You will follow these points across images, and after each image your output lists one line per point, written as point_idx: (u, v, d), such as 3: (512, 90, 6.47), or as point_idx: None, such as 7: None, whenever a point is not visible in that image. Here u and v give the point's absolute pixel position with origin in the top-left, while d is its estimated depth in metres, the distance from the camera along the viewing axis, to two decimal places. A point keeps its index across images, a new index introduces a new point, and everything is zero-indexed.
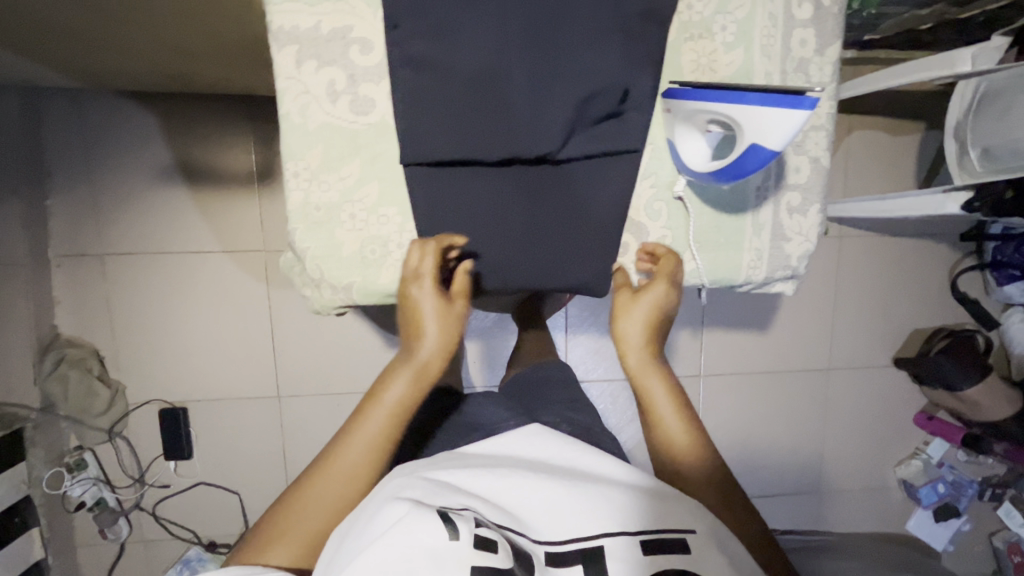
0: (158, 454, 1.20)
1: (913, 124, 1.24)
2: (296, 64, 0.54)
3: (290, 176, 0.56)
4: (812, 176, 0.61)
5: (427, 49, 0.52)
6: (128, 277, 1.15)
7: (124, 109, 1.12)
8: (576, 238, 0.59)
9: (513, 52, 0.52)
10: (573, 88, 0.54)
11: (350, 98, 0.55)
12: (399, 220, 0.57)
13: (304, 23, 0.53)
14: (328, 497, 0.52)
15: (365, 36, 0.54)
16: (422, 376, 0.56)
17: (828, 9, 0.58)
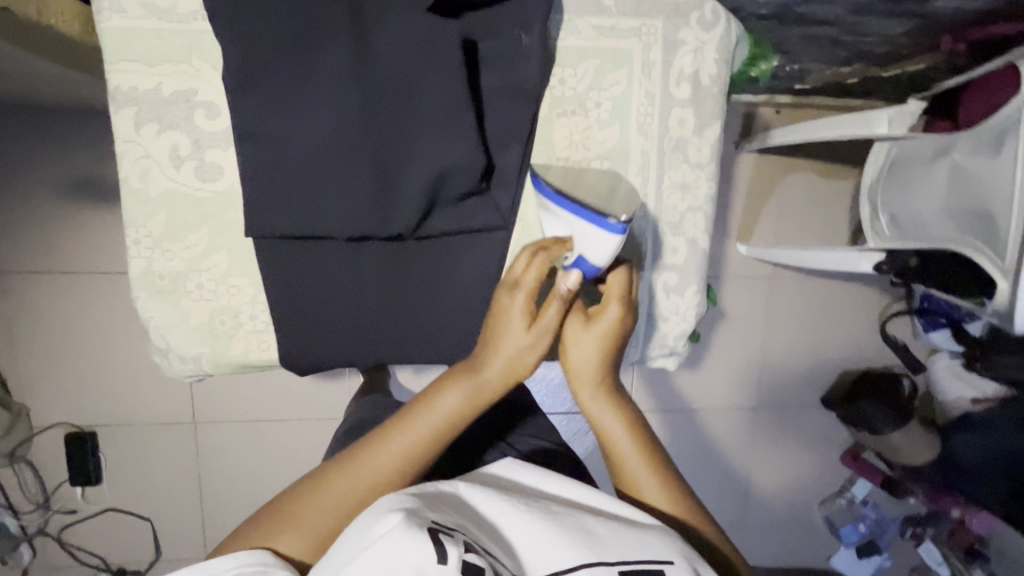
0: (64, 479, 1.16)
1: (847, 170, 1.24)
2: (136, 127, 0.58)
3: (132, 244, 0.60)
4: (689, 257, 0.64)
5: (279, 126, 0.55)
6: (34, 297, 1.10)
7: (30, 122, 1.06)
8: (435, 305, 0.64)
9: (361, 134, 0.55)
10: (421, 170, 0.57)
11: (195, 163, 0.59)
12: (249, 291, 0.62)
13: (143, 84, 0.57)
14: (354, 491, 0.53)
15: (209, 100, 0.58)
16: (475, 396, 0.56)
17: (707, 89, 0.61)
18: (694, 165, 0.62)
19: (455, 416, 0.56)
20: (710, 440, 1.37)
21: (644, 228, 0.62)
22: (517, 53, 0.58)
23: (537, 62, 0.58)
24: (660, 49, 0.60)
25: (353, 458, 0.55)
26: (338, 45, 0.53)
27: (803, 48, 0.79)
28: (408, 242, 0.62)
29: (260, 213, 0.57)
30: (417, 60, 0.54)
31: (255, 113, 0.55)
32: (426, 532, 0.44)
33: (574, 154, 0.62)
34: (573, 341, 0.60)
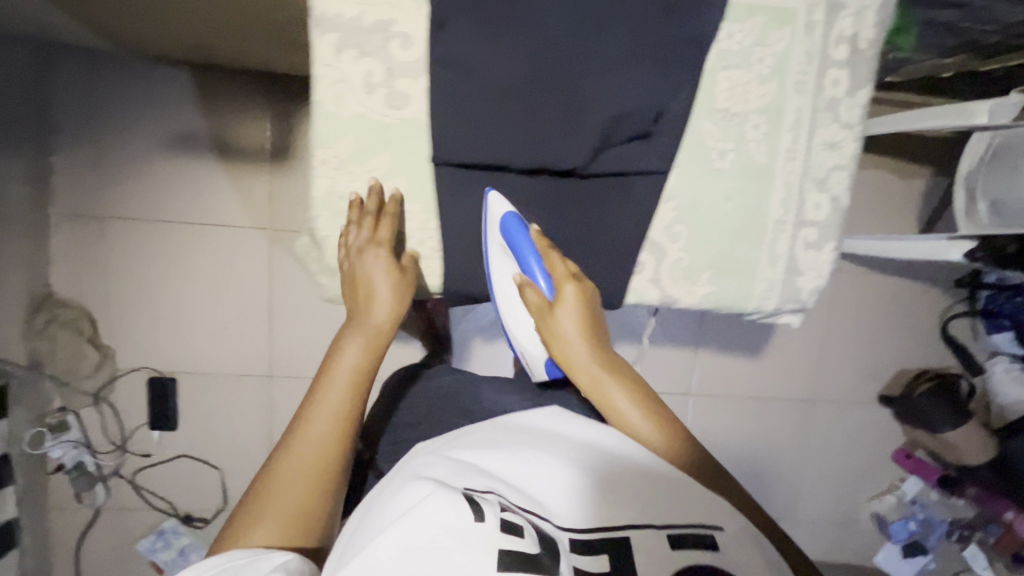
0: (142, 422, 1.18)
1: (921, 168, 1.26)
2: (335, 53, 0.57)
3: (319, 161, 0.60)
4: (830, 215, 0.63)
5: (471, 49, 0.55)
6: (129, 242, 1.13)
7: (142, 73, 1.10)
8: (595, 251, 0.62)
9: (555, 62, 0.55)
10: (603, 104, 0.56)
11: (386, 91, 0.58)
12: (422, 217, 0.63)
13: (348, 11, 0.56)
14: (304, 462, 0.54)
15: (406, 30, 0.57)
16: (375, 339, 0.63)
17: (864, 52, 0.59)
18: (845, 125, 0.60)
19: (364, 364, 0.61)
20: (765, 428, 1.38)
21: (792, 185, 0.61)
22: (703, 3, 0.55)
23: (719, 8, 0.56)
24: (824, 10, 0.57)
25: (285, 454, 0.55)
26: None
27: (916, 34, 0.82)
28: (577, 180, 0.61)
29: (450, 139, 0.58)
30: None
31: (458, 36, 0.55)
32: (461, 496, 0.46)
33: (734, 107, 0.59)
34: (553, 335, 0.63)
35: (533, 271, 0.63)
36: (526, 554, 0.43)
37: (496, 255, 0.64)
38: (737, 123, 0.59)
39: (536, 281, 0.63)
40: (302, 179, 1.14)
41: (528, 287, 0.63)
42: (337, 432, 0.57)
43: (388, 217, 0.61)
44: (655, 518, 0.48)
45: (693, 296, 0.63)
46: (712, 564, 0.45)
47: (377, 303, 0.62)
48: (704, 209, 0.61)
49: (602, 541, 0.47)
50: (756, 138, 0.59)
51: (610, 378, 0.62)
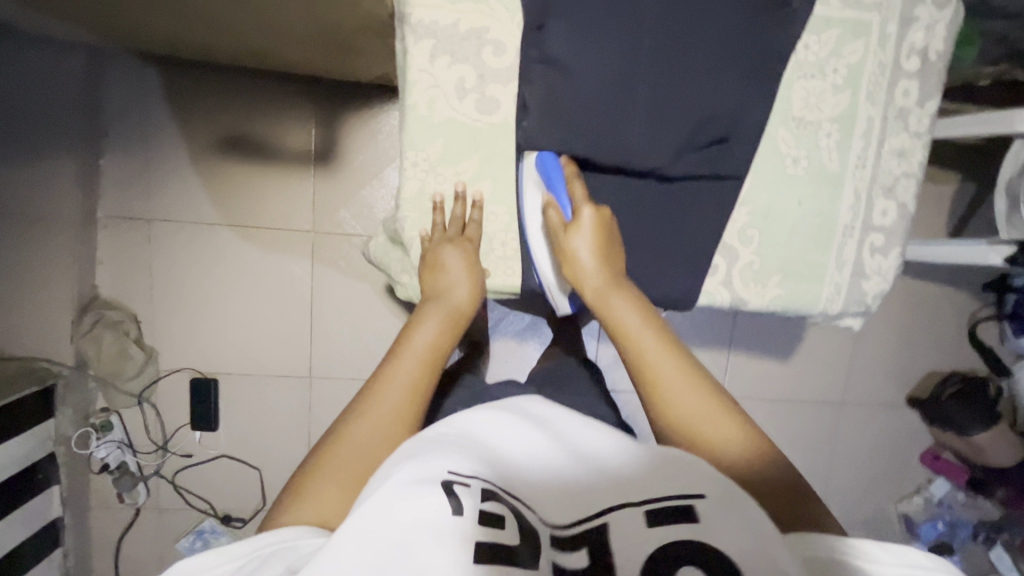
0: (184, 423, 1.19)
1: (952, 174, 1.28)
2: (430, 59, 0.59)
3: (410, 163, 0.63)
4: (896, 221, 0.64)
5: (565, 50, 0.56)
6: (174, 244, 1.15)
7: (190, 78, 1.11)
8: (670, 252, 0.63)
9: (645, 66, 0.56)
10: (690, 109, 0.57)
11: (476, 97, 0.61)
12: (506, 219, 0.65)
13: (444, 19, 0.59)
14: (370, 438, 0.50)
15: (499, 38, 0.60)
16: (453, 319, 0.58)
17: (934, 64, 0.61)
18: (914, 134, 0.62)
19: (438, 342, 0.56)
20: (795, 429, 1.40)
21: (860, 192, 0.63)
22: (785, 18, 0.58)
23: (798, 22, 0.58)
24: (896, 24, 0.60)
25: (346, 425, 0.51)
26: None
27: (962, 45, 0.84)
28: (656, 184, 0.62)
29: (536, 143, 0.60)
30: (712, 4, 0.56)
31: (553, 41, 0.56)
32: (439, 486, 0.44)
33: (809, 115, 0.61)
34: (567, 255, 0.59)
35: (561, 195, 0.60)
36: (504, 547, 0.41)
37: (528, 187, 0.62)
38: (810, 131, 0.61)
39: (563, 206, 0.60)
40: (345, 183, 1.16)
41: (550, 208, 0.61)
42: (407, 414, 0.52)
43: (472, 223, 0.64)
44: (634, 496, 0.46)
45: (762, 298, 0.65)
46: (695, 543, 0.42)
47: (458, 287, 0.61)
48: (777, 214, 0.63)
49: (584, 526, 0.45)
50: (829, 146, 0.61)
51: (616, 295, 0.58)
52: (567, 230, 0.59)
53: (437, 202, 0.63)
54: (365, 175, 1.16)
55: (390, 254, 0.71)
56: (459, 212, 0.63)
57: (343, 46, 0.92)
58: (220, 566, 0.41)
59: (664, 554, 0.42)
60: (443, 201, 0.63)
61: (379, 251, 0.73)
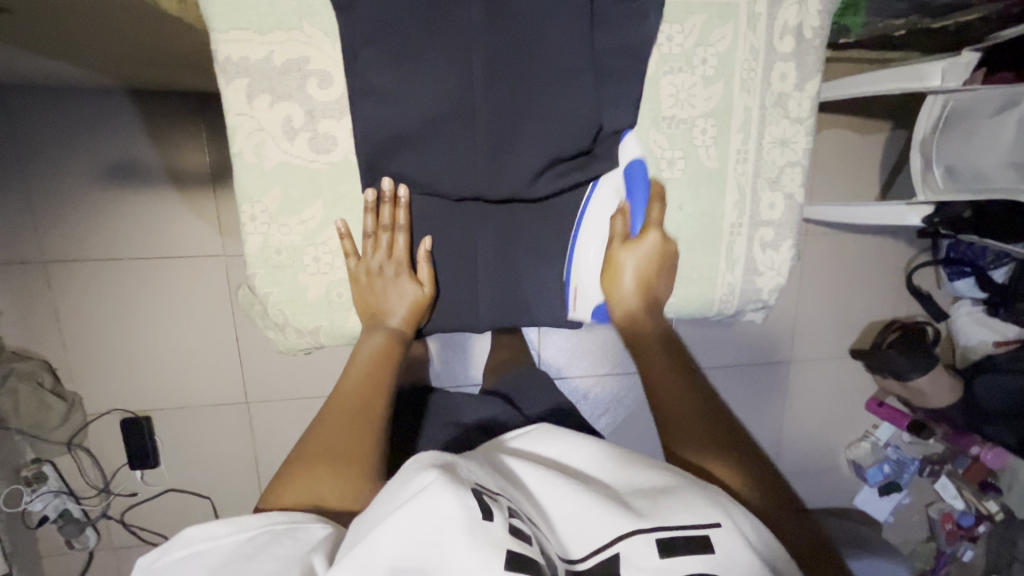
0: (123, 463, 1.17)
1: (881, 124, 1.25)
2: (248, 99, 0.54)
3: (248, 217, 0.58)
4: (785, 213, 0.61)
5: (390, 77, 0.52)
6: (74, 285, 1.08)
7: (61, 103, 1.02)
8: (540, 266, 0.64)
9: (481, 86, 0.53)
10: (544, 122, 0.54)
11: (308, 135, 0.56)
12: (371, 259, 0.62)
13: (254, 54, 0.53)
14: (329, 439, 0.56)
15: (322, 68, 0.54)
16: (394, 336, 0.63)
17: (809, 42, 0.57)
18: (795, 120, 0.59)
19: (385, 353, 0.62)
20: (742, 392, 1.41)
21: (745, 187, 0.60)
22: (636, 12, 0.53)
23: (654, 15, 0.54)
24: (763, 2, 0.55)
25: (313, 430, 0.58)
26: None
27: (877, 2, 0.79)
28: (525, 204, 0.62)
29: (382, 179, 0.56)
30: (551, 7, 0.52)
31: (376, 64, 0.52)
32: (470, 492, 0.47)
33: (680, 113, 0.57)
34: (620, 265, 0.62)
35: (636, 208, 0.61)
36: (529, 560, 0.44)
37: (604, 189, 0.61)
38: (684, 129, 0.58)
39: (633, 221, 0.61)
40: None
41: (620, 216, 0.62)
42: (359, 418, 0.58)
43: (399, 232, 0.61)
44: (651, 525, 0.47)
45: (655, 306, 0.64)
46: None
47: (396, 308, 0.63)
48: (658, 220, 0.60)
49: (597, 563, 0.47)
50: (706, 143, 0.58)
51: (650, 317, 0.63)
52: (626, 245, 0.61)
53: (341, 229, 0.59)
54: None
55: (253, 304, 0.66)
56: (389, 215, 0.59)
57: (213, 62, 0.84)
58: (231, 537, 0.48)
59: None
60: (346, 226, 0.60)
61: (242, 301, 0.66)
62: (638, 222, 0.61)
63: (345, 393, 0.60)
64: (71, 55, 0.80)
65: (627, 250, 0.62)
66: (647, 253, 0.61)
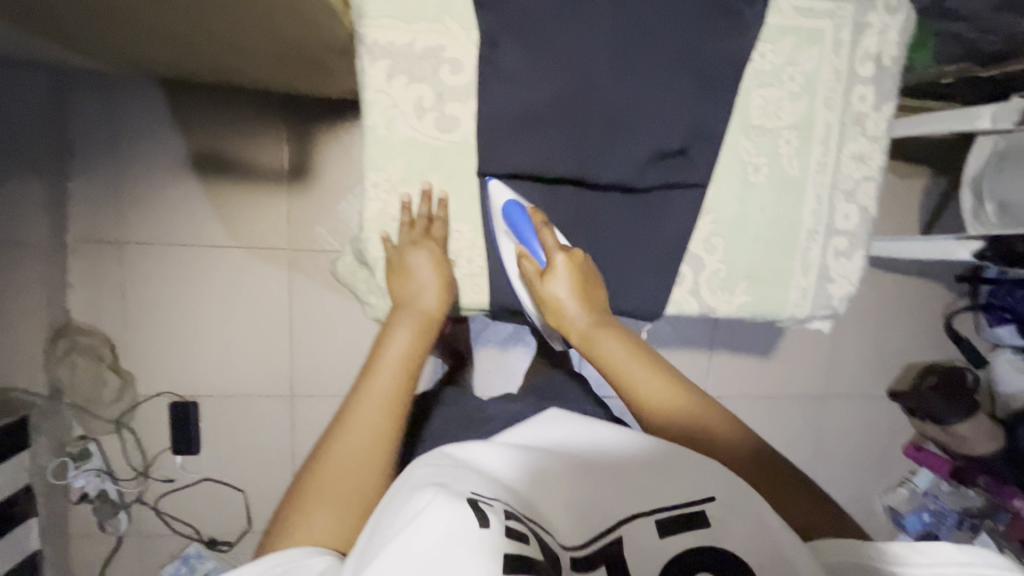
0: (165, 447, 1.18)
1: (923, 169, 1.30)
2: (387, 78, 0.59)
3: (371, 185, 0.62)
4: (859, 224, 0.65)
5: (518, 66, 0.58)
6: (144, 266, 1.13)
7: (159, 99, 1.10)
8: (636, 258, 0.63)
9: (599, 80, 0.57)
10: (649, 119, 0.58)
11: (436, 115, 0.61)
12: (471, 237, 0.65)
13: (399, 38, 0.58)
14: (355, 450, 0.51)
15: (456, 57, 0.60)
16: (423, 326, 0.59)
17: (887, 69, 0.63)
18: (871, 138, 0.64)
19: (409, 351, 0.57)
20: (779, 425, 1.40)
21: (823, 197, 0.64)
22: (740, 27, 0.59)
23: (754, 30, 0.59)
24: (850, 30, 0.61)
25: (331, 443, 0.52)
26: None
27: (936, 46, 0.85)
28: (620, 195, 0.63)
29: (496, 160, 0.61)
30: (665, 17, 0.57)
31: (507, 54, 0.58)
32: (465, 501, 0.43)
33: (768, 123, 0.62)
34: (546, 298, 0.60)
35: (531, 243, 0.61)
36: (529, 560, 0.40)
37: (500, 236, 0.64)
38: (770, 138, 0.62)
39: (535, 255, 0.60)
40: (322, 199, 1.15)
41: (523, 259, 0.61)
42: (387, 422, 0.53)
43: (438, 223, 0.64)
44: (650, 506, 0.47)
45: (731, 305, 0.66)
46: (703, 548, 0.44)
47: (427, 295, 0.61)
48: (739, 220, 0.64)
49: (598, 547, 0.45)
50: (789, 153, 0.62)
51: (603, 334, 0.59)
52: (544, 281, 0.59)
53: (405, 201, 0.63)
54: (340, 189, 1.15)
55: (356, 273, 0.70)
56: (426, 209, 0.63)
57: (309, 70, 0.90)
58: None
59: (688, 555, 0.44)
60: (411, 199, 0.63)
61: (345, 270, 0.71)
62: (540, 251, 0.60)
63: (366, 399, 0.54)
64: (192, 54, 0.87)
65: (550, 283, 0.59)
66: (568, 274, 0.59)
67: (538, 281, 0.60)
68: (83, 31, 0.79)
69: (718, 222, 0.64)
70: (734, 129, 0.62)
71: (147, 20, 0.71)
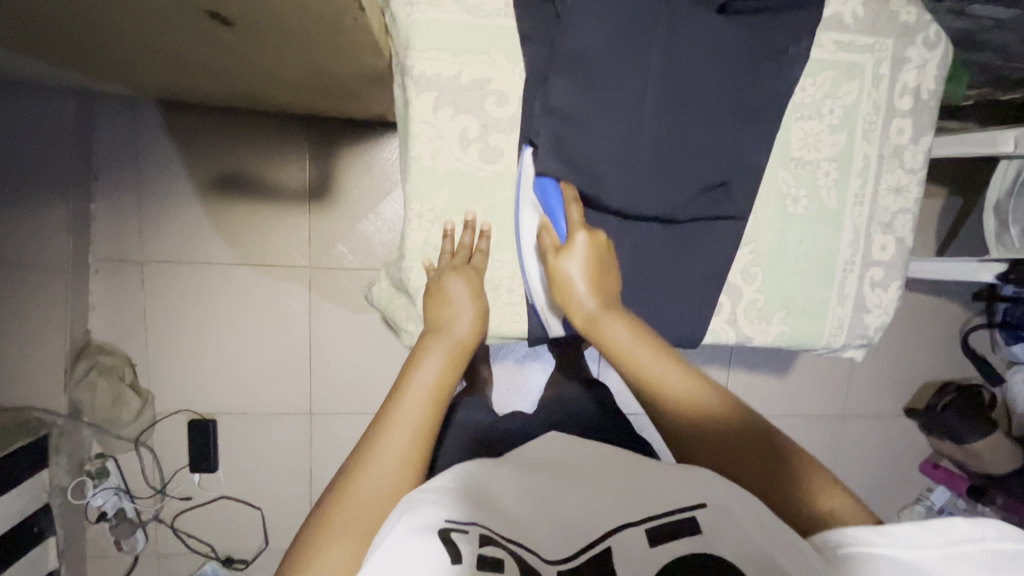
0: (183, 465, 1.17)
1: (940, 189, 1.30)
2: (432, 110, 0.60)
3: (415, 215, 0.63)
4: (895, 255, 0.65)
5: (566, 100, 0.57)
6: (165, 284, 1.13)
7: (183, 117, 1.10)
8: (674, 291, 0.63)
9: (641, 115, 0.57)
10: (691, 154, 0.59)
11: (480, 146, 0.62)
12: (511, 266, 0.66)
13: (446, 71, 0.60)
14: (381, 477, 0.47)
15: (501, 89, 0.61)
16: (456, 351, 0.56)
17: (926, 102, 0.63)
18: (909, 170, 0.64)
19: (442, 377, 0.53)
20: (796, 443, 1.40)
21: (859, 228, 0.64)
22: (783, 62, 0.59)
23: (796, 65, 0.60)
24: (889, 64, 0.61)
25: (356, 470, 0.48)
26: (643, 32, 0.56)
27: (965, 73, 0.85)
28: (661, 226, 0.63)
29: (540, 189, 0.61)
30: (711, 51, 0.57)
31: (555, 87, 0.58)
32: (436, 536, 0.41)
33: (806, 155, 0.62)
34: (559, 276, 0.58)
35: (557, 217, 0.60)
36: None
37: (523, 209, 0.63)
38: (809, 170, 0.63)
39: (557, 227, 0.60)
40: (343, 218, 1.15)
41: (544, 232, 0.61)
42: (417, 453, 0.49)
43: (478, 254, 0.64)
44: (640, 517, 0.44)
45: (767, 334, 0.66)
46: (700, 555, 0.40)
47: (460, 317, 0.59)
48: (777, 250, 0.64)
49: (585, 561, 0.42)
50: (827, 185, 0.63)
51: (609, 317, 0.56)
52: (558, 254, 0.58)
53: (448, 230, 0.63)
54: (362, 209, 1.15)
55: (394, 300, 0.70)
56: (467, 240, 0.63)
57: (333, 96, 0.89)
58: None
59: (682, 563, 0.40)
60: (453, 227, 0.63)
61: (383, 297, 0.71)
62: (562, 226, 0.60)
63: (397, 425, 0.50)
64: (220, 80, 0.87)
65: (564, 257, 0.58)
66: (584, 253, 0.58)
67: (554, 256, 0.59)
68: (111, 57, 0.79)
69: (753, 246, 0.64)
70: (772, 160, 0.62)
71: (183, 49, 0.71)
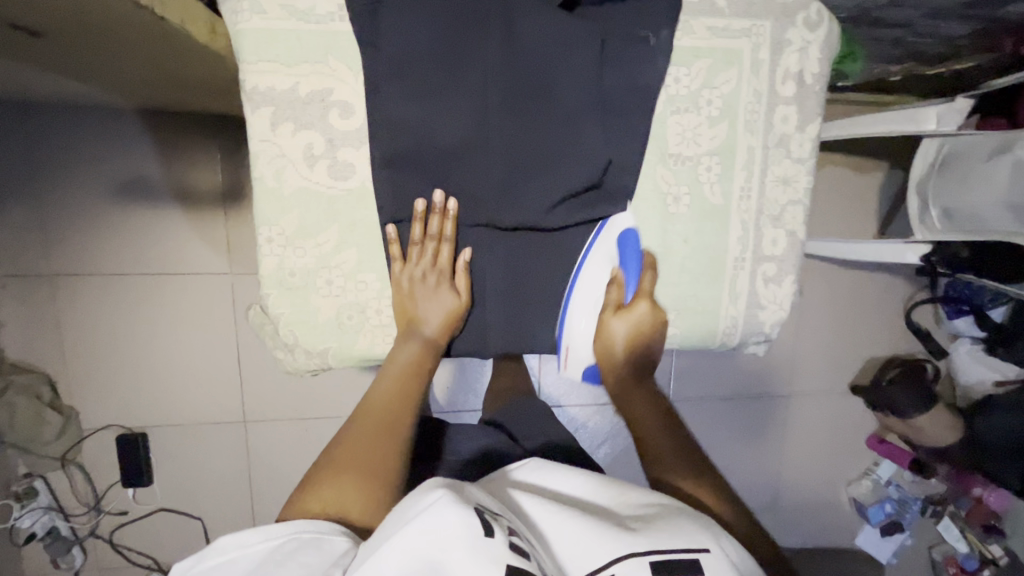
0: (115, 480, 1.15)
1: (878, 164, 1.28)
2: (272, 127, 0.59)
3: (263, 240, 0.62)
4: (787, 249, 0.67)
5: (409, 116, 0.58)
6: (79, 299, 1.09)
7: (80, 120, 1.04)
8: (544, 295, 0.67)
9: (498, 124, 0.59)
10: (561, 157, 0.60)
11: (328, 162, 0.60)
12: (377, 286, 0.65)
13: (281, 83, 0.58)
14: (365, 440, 0.56)
15: (344, 99, 0.59)
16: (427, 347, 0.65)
17: (810, 87, 0.63)
18: (796, 160, 0.64)
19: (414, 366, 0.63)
20: (743, 425, 1.40)
21: (747, 223, 0.65)
22: (643, 55, 0.59)
23: (662, 59, 0.59)
24: (769, 49, 0.61)
25: (348, 434, 0.57)
26: (491, 37, 0.57)
27: (877, 49, 0.82)
28: (537, 234, 0.65)
29: (404, 188, 0.62)
30: (564, 47, 0.57)
31: (391, 99, 0.58)
32: (473, 511, 0.44)
33: (686, 150, 0.63)
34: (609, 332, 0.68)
35: (630, 279, 0.66)
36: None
37: (596, 256, 0.65)
38: (690, 166, 0.63)
39: (627, 289, 0.67)
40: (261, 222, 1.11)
41: (615, 286, 0.67)
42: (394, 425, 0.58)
43: (444, 242, 0.64)
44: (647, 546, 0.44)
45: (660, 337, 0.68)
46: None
47: (432, 316, 0.65)
48: (663, 252, 0.66)
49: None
50: (710, 180, 0.64)
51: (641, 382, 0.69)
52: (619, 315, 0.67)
53: (419, 209, 0.62)
54: None
55: (265, 324, 0.70)
56: (435, 224, 0.63)
57: (222, 95, 0.83)
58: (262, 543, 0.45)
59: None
60: (424, 208, 0.62)
61: (255, 321, 0.71)
62: (631, 289, 0.66)
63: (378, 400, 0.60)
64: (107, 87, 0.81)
65: (619, 317, 0.68)
66: (638, 321, 0.67)
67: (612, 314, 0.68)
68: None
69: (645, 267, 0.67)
70: (646, 159, 0.62)
71: (27, 56, 0.64)
